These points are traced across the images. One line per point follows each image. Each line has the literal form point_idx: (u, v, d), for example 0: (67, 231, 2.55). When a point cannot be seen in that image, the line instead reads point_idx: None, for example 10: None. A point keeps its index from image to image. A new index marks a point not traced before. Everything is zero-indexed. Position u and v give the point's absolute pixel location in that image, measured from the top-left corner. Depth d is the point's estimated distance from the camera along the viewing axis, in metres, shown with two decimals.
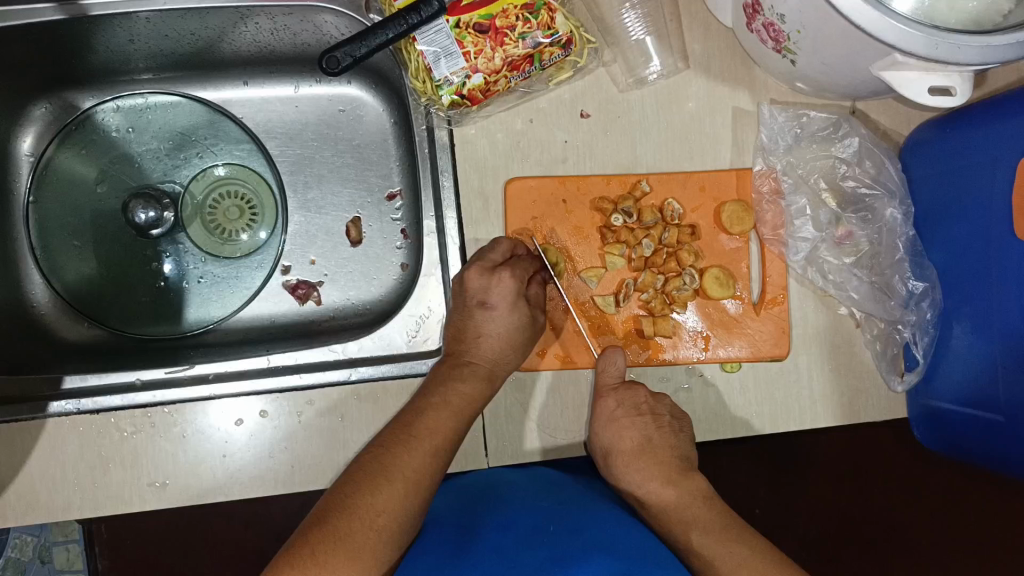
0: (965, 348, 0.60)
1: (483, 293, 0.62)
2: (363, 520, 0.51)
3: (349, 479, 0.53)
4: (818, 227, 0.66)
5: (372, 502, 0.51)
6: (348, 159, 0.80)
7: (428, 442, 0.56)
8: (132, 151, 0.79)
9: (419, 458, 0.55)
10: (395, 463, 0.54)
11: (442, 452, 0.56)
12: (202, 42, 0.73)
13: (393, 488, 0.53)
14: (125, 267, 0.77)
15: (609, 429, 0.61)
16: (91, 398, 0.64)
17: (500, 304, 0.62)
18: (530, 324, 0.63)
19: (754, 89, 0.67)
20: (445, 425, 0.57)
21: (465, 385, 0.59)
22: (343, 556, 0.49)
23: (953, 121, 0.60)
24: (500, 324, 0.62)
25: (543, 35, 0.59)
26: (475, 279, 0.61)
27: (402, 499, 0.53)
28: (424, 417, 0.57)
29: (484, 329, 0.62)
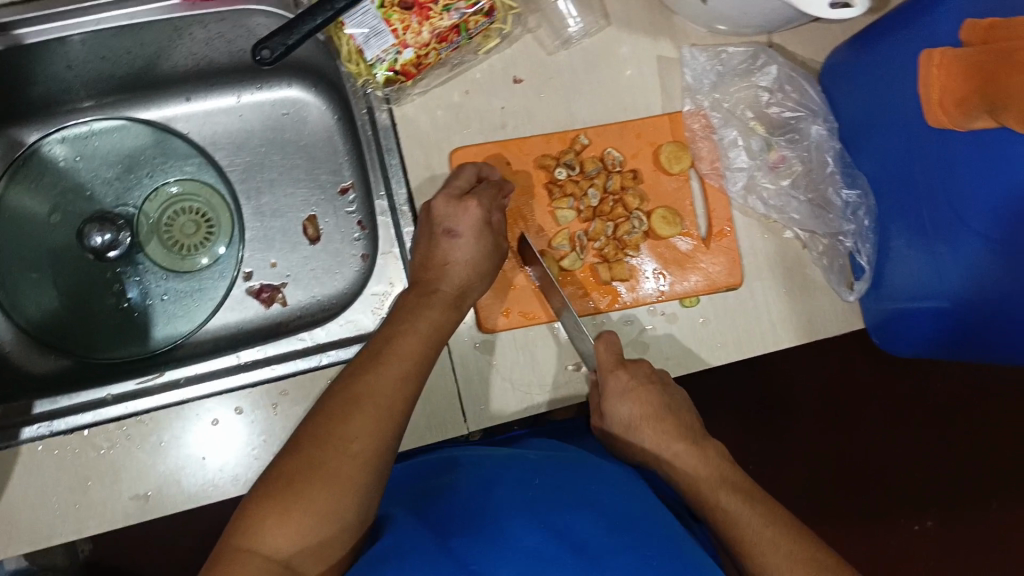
0: (903, 249, 0.63)
1: (450, 221, 0.63)
2: (335, 448, 0.50)
3: (321, 409, 0.53)
4: (752, 155, 0.68)
5: (344, 430, 0.51)
6: (298, 160, 0.82)
7: (398, 365, 0.56)
8: (81, 180, 0.81)
9: (388, 382, 0.55)
10: (366, 390, 0.54)
11: (413, 375, 0.56)
12: (140, 62, 0.74)
13: (364, 415, 0.52)
14: (87, 290, 0.80)
15: (626, 400, 0.61)
16: (61, 420, 0.66)
17: (466, 231, 0.62)
18: (496, 251, 0.64)
19: (674, 36, 0.69)
20: (415, 349, 0.58)
21: (432, 312, 0.60)
22: (317, 483, 0.49)
23: (862, 38, 0.63)
24: (467, 251, 0.62)
25: (465, 6, 0.61)
26: (442, 208, 0.63)
27: (375, 423, 0.52)
28: (393, 344, 0.57)
29: (452, 257, 0.62)
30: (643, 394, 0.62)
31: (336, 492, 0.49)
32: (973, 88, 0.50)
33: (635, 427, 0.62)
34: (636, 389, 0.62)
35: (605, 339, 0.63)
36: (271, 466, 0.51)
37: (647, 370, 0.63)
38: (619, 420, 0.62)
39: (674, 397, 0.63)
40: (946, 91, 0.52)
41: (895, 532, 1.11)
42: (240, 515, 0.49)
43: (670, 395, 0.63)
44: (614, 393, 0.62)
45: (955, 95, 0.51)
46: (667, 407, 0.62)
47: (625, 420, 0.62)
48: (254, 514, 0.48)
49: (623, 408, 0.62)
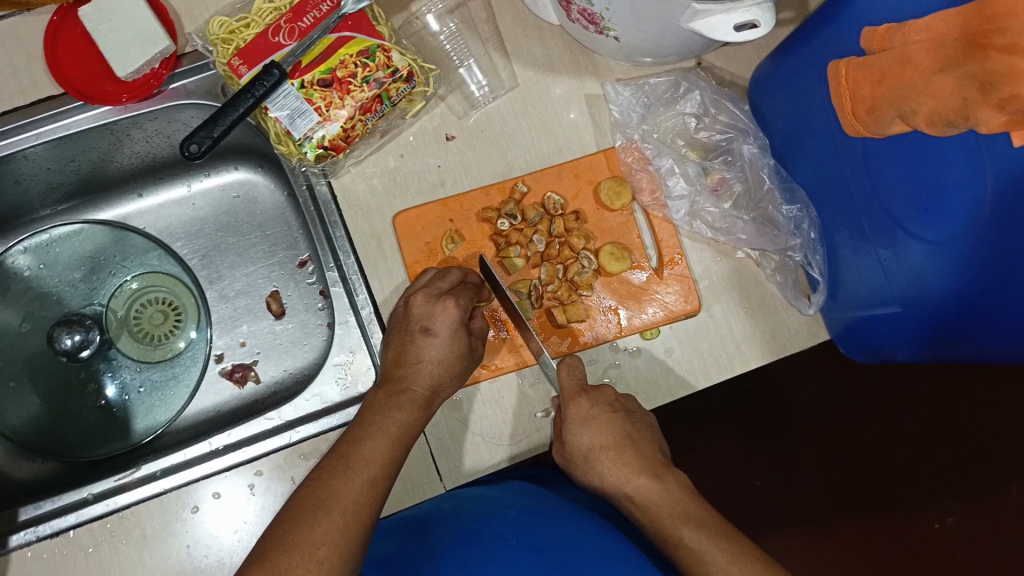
0: (851, 253, 0.63)
1: (426, 320, 0.62)
2: (301, 555, 0.49)
3: (289, 513, 0.52)
4: (689, 182, 0.69)
5: (310, 536, 0.50)
6: (256, 239, 0.83)
7: (366, 472, 0.55)
8: (49, 287, 0.82)
9: (358, 487, 0.54)
10: (333, 494, 0.52)
11: (381, 481, 0.55)
12: (86, 167, 0.76)
13: (332, 520, 0.51)
14: (67, 393, 0.81)
15: (586, 429, 0.60)
16: (47, 524, 0.65)
17: (441, 332, 0.62)
18: (468, 352, 0.63)
19: (599, 73, 0.70)
20: (383, 453, 0.57)
21: (402, 413, 0.59)
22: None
23: (780, 51, 0.63)
24: (441, 350, 0.61)
25: (384, 75, 0.62)
26: (420, 305, 0.62)
27: (342, 532, 0.51)
28: (361, 446, 0.56)
29: (424, 355, 0.61)
30: (605, 421, 0.60)
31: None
32: (879, 93, 0.49)
33: (593, 457, 0.60)
34: (598, 418, 0.60)
35: (568, 364, 0.62)
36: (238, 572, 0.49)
37: (609, 397, 0.62)
38: (578, 450, 0.60)
39: (639, 424, 0.61)
40: (857, 99, 0.51)
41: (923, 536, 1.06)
42: None
43: (635, 425, 0.60)
44: (575, 419, 0.60)
45: (865, 102, 0.51)
46: (630, 437, 0.60)
47: (583, 449, 0.60)
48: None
49: (583, 437, 0.60)
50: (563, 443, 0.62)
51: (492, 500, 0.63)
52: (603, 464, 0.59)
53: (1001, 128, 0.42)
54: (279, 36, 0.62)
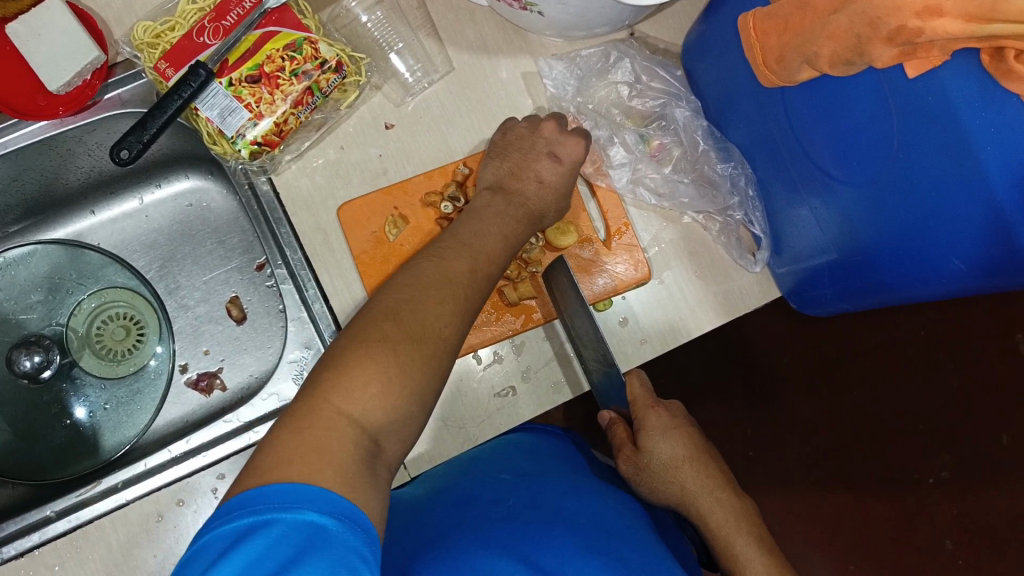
0: (789, 209, 0.63)
1: (553, 146, 0.66)
2: (420, 324, 0.50)
3: (409, 283, 0.53)
4: (630, 149, 0.69)
5: (427, 308, 0.51)
6: (211, 246, 0.83)
7: (462, 258, 0.57)
8: (6, 311, 0.82)
9: (461, 268, 0.56)
10: (454, 277, 0.55)
11: (483, 271, 0.58)
12: (34, 187, 0.76)
13: (443, 299, 0.53)
14: (32, 414, 0.81)
15: (668, 439, 0.68)
16: (12, 545, 0.65)
17: (568, 157, 0.66)
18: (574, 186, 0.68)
19: (534, 51, 0.70)
20: (470, 250, 0.58)
21: (503, 220, 0.62)
22: (380, 346, 0.47)
23: (705, 13, 0.64)
24: (563, 175, 0.66)
25: (313, 66, 0.63)
26: (545, 133, 0.66)
27: (460, 314, 0.53)
28: (480, 244, 0.59)
29: (546, 177, 0.65)
30: (683, 434, 0.69)
31: (399, 360, 0.48)
32: (785, 41, 0.49)
33: (673, 466, 0.68)
34: (673, 429, 0.69)
35: (639, 375, 0.69)
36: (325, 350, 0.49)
37: (676, 410, 0.71)
38: (660, 461, 0.68)
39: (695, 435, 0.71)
40: (766, 49, 0.51)
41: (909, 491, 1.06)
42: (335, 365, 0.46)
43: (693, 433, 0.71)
44: (659, 428, 0.68)
45: (774, 52, 0.51)
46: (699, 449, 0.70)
47: (663, 459, 0.68)
48: (335, 369, 0.46)
49: (667, 448, 0.68)
50: (636, 449, 0.68)
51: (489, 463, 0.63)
52: (686, 472, 0.68)
53: (895, 61, 0.43)
54: (204, 37, 0.62)
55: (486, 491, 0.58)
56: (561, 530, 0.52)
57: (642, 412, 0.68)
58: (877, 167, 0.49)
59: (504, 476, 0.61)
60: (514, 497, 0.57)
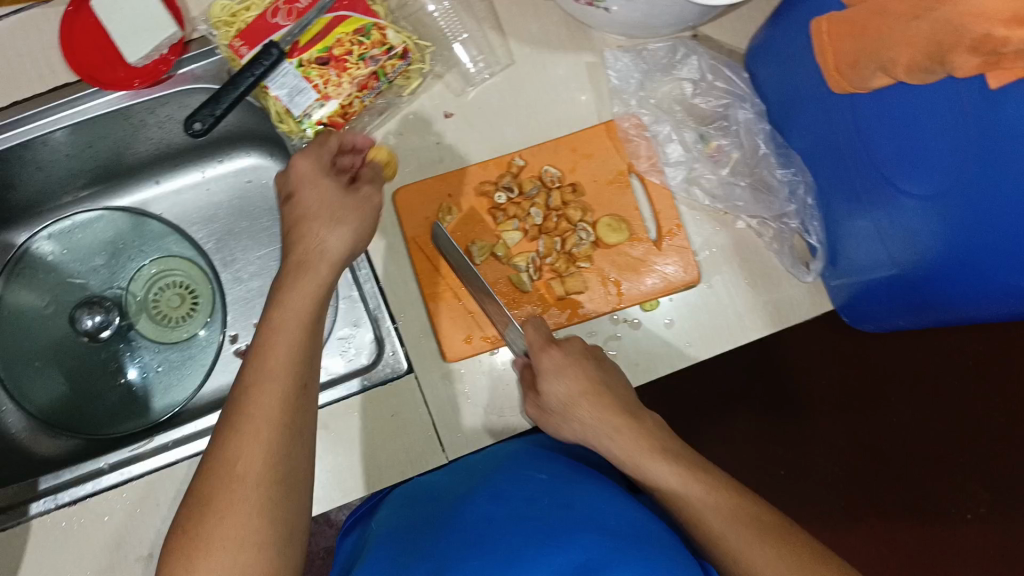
0: (850, 220, 0.62)
1: (298, 190, 0.58)
2: (222, 476, 0.48)
3: (258, 368, 0.52)
4: (687, 148, 0.69)
5: (253, 426, 0.49)
6: (267, 223, 0.85)
7: (267, 372, 0.52)
8: (71, 272, 0.85)
9: (262, 391, 0.51)
10: (250, 407, 0.50)
11: (285, 373, 0.52)
12: (106, 154, 0.79)
13: (242, 436, 0.49)
14: (89, 372, 0.84)
15: (558, 376, 0.60)
16: (65, 493, 0.68)
17: (300, 186, 0.58)
18: (349, 216, 0.58)
19: (595, 47, 0.70)
20: (281, 349, 0.53)
21: (297, 287, 0.55)
22: (218, 519, 0.46)
23: (774, 17, 0.63)
24: (307, 200, 0.57)
25: (380, 52, 0.64)
26: (281, 180, 0.60)
27: (258, 443, 0.49)
28: (261, 363, 0.52)
29: (306, 214, 0.57)
30: (577, 369, 0.61)
31: (240, 520, 0.46)
32: (859, 47, 0.49)
33: (572, 405, 0.60)
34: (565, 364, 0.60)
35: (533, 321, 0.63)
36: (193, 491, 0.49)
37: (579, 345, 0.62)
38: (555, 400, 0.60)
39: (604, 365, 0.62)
40: (839, 55, 0.51)
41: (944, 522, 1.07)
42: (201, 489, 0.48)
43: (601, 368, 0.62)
44: (551, 368, 0.60)
45: (847, 58, 0.50)
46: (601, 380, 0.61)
47: (561, 398, 0.60)
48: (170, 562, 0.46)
49: (559, 385, 0.59)
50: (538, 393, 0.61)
51: (522, 463, 0.62)
52: (581, 411, 0.60)
53: (978, 70, 0.42)
54: (277, 18, 0.64)
55: (522, 488, 0.57)
56: (585, 530, 0.49)
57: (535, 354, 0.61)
58: (948, 183, 0.49)
59: (541, 476, 0.59)
60: (548, 495, 0.55)
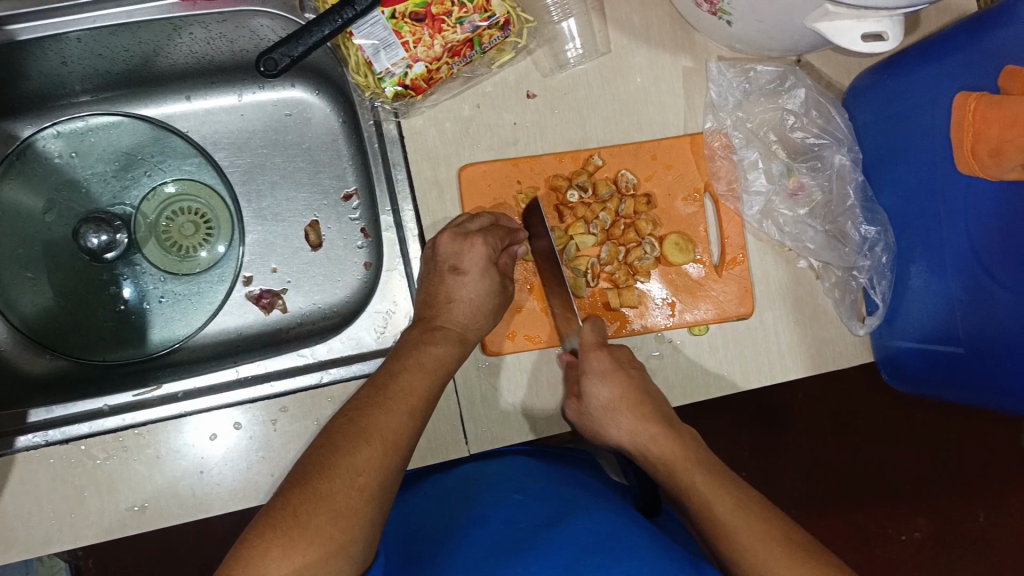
0: (924, 287, 0.62)
1: (454, 259, 0.60)
2: (342, 480, 0.49)
3: (384, 384, 0.55)
4: (771, 179, 0.67)
5: (375, 433, 0.52)
6: (301, 163, 0.79)
7: (404, 403, 0.54)
8: (77, 177, 0.78)
9: (397, 419, 0.53)
10: (376, 423, 0.52)
11: (420, 414, 0.55)
12: (137, 59, 0.72)
13: (372, 449, 0.51)
14: (83, 290, 0.77)
15: (600, 381, 0.59)
16: (58, 430, 0.64)
17: (471, 270, 0.60)
18: (501, 291, 0.61)
19: (695, 53, 0.67)
20: (421, 385, 0.56)
21: (439, 346, 0.58)
22: (326, 517, 0.47)
23: (891, 67, 0.62)
24: (472, 289, 0.60)
25: (480, 18, 0.59)
26: (447, 244, 0.60)
27: (383, 460, 0.51)
28: (398, 378, 0.56)
29: (456, 295, 0.60)
30: (622, 378, 0.60)
31: (343, 527, 0.48)
32: (1008, 137, 0.50)
33: (612, 410, 0.59)
34: (611, 373, 0.60)
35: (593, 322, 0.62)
36: (292, 478, 0.50)
37: (626, 358, 0.61)
38: (597, 404, 0.59)
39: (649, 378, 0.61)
40: (980, 138, 0.52)
41: (880, 539, 1.12)
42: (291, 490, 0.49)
43: (646, 381, 0.61)
44: (594, 371, 0.59)
45: (990, 143, 0.51)
46: (647, 395, 0.59)
47: (602, 403, 0.59)
48: (261, 544, 0.46)
49: (602, 390, 0.59)
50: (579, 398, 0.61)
51: (528, 468, 0.63)
52: (622, 418, 0.59)
53: None
54: None
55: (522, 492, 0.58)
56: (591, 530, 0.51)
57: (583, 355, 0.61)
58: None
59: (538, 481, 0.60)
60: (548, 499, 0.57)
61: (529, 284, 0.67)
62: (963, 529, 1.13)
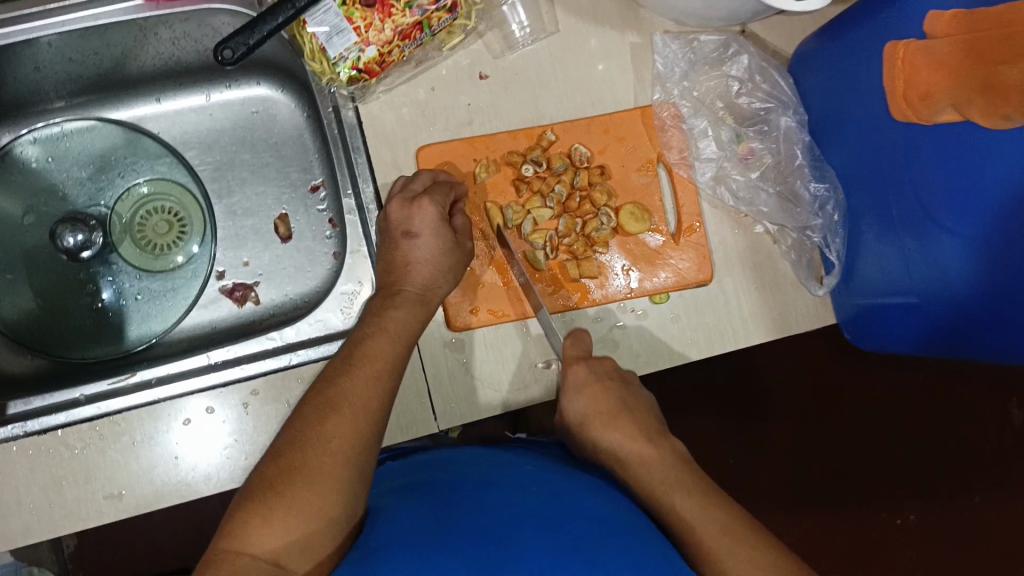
0: (875, 243, 0.64)
1: (406, 223, 0.62)
2: (314, 448, 0.50)
3: (348, 355, 0.57)
4: (721, 146, 0.68)
5: (342, 401, 0.53)
6: (268, 158, 0.82)
7: (369, 368, 0.55)
8: (54, 181, 0.80)
9: (362, 382, 0.54)
10: (342, 390, 0.54)
11: (389, 376, 0.56)
12: (108, 62, 0.74)
13: (341, 416, 0.52)
14: (61, 290, 0.79)
15: (580, 395, 0.62)
16: (36, 420, 0.65)
17: (423, 232, 0.61)
18: (456, 248, 0.63)
19: (642, 28, 0.68)
20: (386, 349, 0.57)
21: (398, 311, 0.59)
22: (302, 484, 0.49)
23: (832, 29, 0.63)
24: (426, 250, 0.61)
25: (428, 2, 0.61)
26: (397, 211, 0.62)
27: (354, 424, 0.52)
28: (363, 345, 0.57)
29: (412, 257, 0.62)
30: (600, 390, 0.61)
31: (321, 493, 0.49)
32: (935, 80, 0.52)
33: (586, 424, 0.62)
34: (593, 385, 0.62)
35: (575, 338, 0.64)
36: (268, 456, 0.51)
37: (609, 368, 0.63)
38: (574, 415, 0.62)
39: (635, 392, 0.63)
40: (911, 83, 0.54)
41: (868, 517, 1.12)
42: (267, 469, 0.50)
43: (630, 393, 0.62)
44: (569, 387, 0.62)
45: (919, 87, 0.53)
46: (625, 405, 0.61)
47: (578, 415, 0.62)
48: (240, 516, 0.48)
49: (577, 404, 0.62)
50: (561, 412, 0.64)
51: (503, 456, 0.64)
52: (596, 430, 0.61)
53: None
54: None
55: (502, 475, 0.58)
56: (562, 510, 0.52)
57: (564, 369, 0.63)
58: (999, 213, 0.52)
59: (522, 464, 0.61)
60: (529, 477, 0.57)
61: (492, 260, 0.67)
62: (951, 505, 1.13)
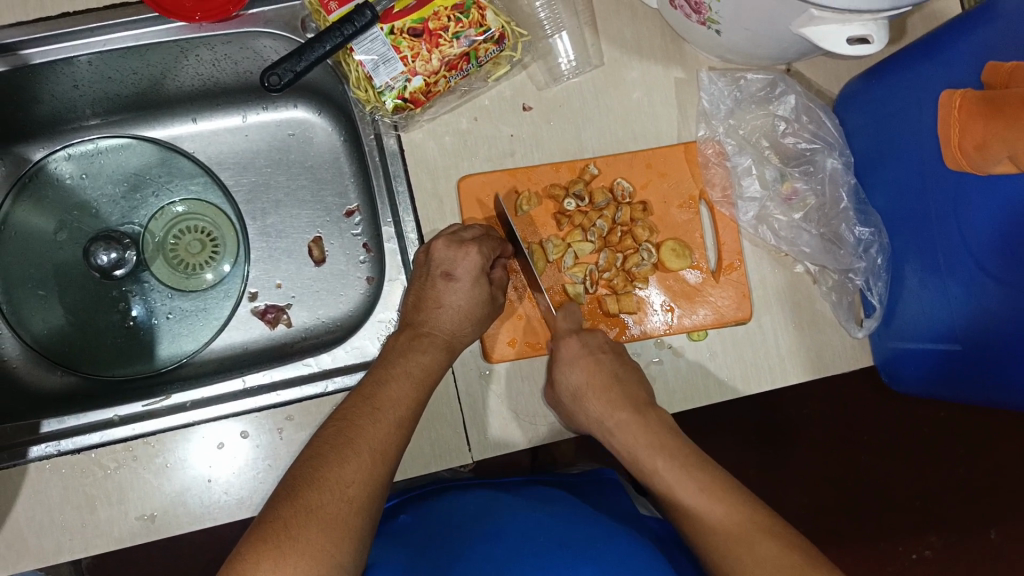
0: (918, 286, 0.63)
1: (448, 265, 0.61)
2: (332, 492, 0.49)
3: (367, 396, 0.55)
4: (765, 185, 0.68)
5: (362, 446, 0.52)
6: (303, 181, 0.81)
7: (391, 412, 0.55)
8: (88, 198, 0.80)
9: (384, 428, 0.54)
10: (362, 435, 0.53)
11: (407, 424, 0.55)
12: (146, 81, 0.74)
13: (360, 460, 0.51)
14: (92, 307, 0.79)
15: (574, 368, 0.62)
16: (70, 440, 0.65)
17: (462, 278, 0.61)
18: (490, 301, 0.62)
19: (686, 64, 0.68)
20: (407, 395, 0.56)
21: (425, 355, 0.58)
22: (316, 527, 0.47)
23: (881, 72, 0.63)
24: (462, 296, 0.61)
25: (476, 33, 0.61)
26: (442, 250, 0.61)
27: (371, 471, 0.51)
28: (387, 387, 0.56)
29: (445, 301, 0.61)
30: (592, 363, 0.62)
31: (334, 537, 0.47)
32: (994, 130, 0.51)
33: (579, 397, 0.61)
34: (585, 359, 0.62)
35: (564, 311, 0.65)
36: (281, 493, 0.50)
37: (600, 340, 0.63)
38: (566, 389, 0.62)
39: (629, 367, 0.63)
40: (966, 133, 0.53)
41: (887, 551, 1.11)
42: (278, 506, 0.48)
43: (619, 364, 0.63)
44: (563, 358, 0.62)
45: (974, 137, 0.52)
46: (615, 377, 0.62)
47: (571, 387, 0.62)
48: (251, 557, 0.46)
49: (571, 375, 0.62)
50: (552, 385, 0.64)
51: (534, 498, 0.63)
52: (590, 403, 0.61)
53: None
54: None
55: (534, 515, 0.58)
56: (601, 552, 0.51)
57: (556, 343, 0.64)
58: None
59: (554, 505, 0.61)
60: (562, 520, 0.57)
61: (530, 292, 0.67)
62: (971, 543, 1.12)
